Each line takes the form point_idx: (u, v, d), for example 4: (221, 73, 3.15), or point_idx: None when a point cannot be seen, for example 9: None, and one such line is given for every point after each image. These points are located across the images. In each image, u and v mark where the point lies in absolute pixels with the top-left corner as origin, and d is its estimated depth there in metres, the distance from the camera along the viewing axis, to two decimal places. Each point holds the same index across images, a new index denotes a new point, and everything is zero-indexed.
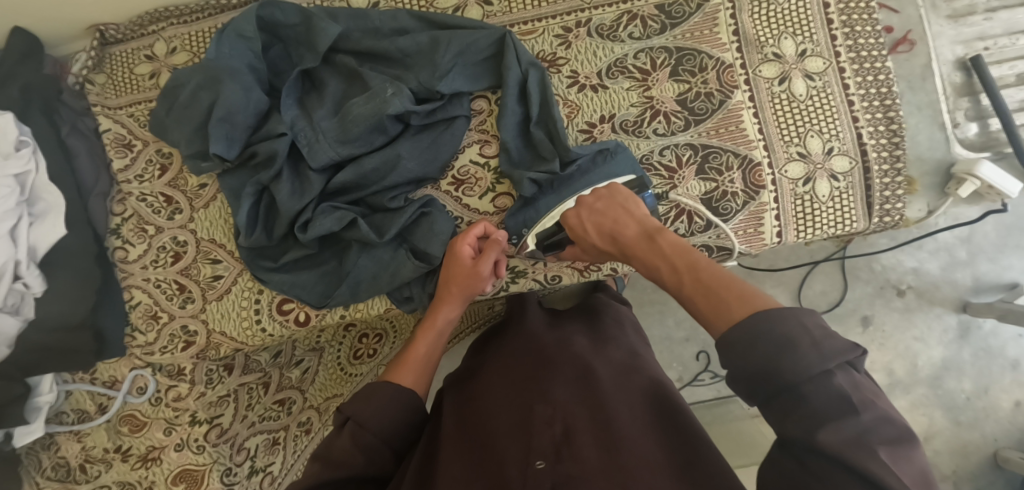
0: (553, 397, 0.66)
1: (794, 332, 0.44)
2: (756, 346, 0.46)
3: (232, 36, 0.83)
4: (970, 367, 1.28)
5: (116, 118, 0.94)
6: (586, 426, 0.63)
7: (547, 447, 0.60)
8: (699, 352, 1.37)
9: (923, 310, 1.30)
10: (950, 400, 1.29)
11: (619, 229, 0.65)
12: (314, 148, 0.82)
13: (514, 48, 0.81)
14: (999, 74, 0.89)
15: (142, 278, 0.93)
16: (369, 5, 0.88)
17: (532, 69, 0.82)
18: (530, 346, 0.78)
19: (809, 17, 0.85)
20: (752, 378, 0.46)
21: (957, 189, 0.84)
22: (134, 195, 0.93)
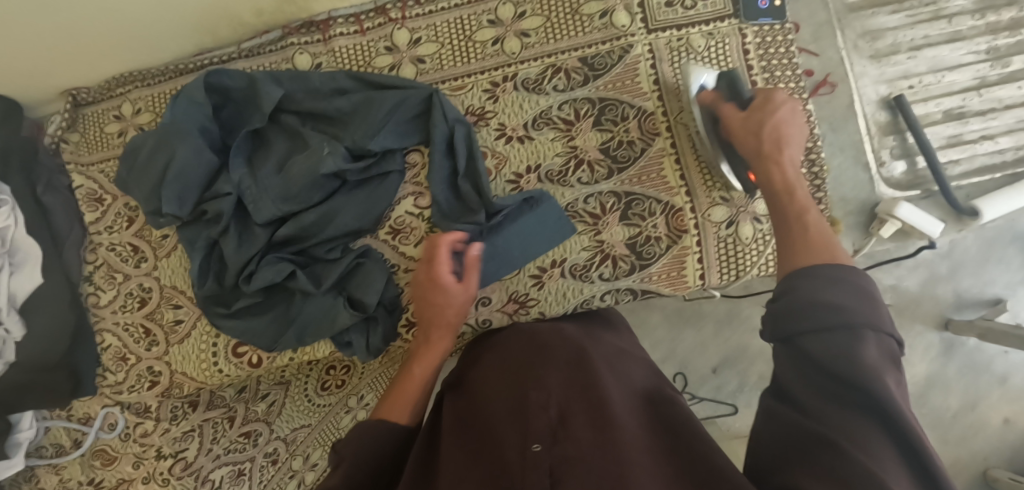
0: (545, 381, 0.65)
1: (858, 290, 0.55)
2: (834, 284, 0.55)
3: (185, 101, 0.89)
4: (956, 385, 1.28)
5: (88, 174, 1.01)
6: (580, 408, 0.62)
7: (543, 428, 0.59)
8: (676, 375, 1.36)
9: (905, 328, 1.28)
10: (935, 417, 1.28)
11: (783, 144, 0.74)
12: (258, 202, 0.87)
13: (442, 107, 0.86)
14: (926, 111, 0.90)
15: (112, 322, 1.00)
16: (312, 66, 0.94)
17: (458, 125, 0.86)
18: (518, 333, 0.76)
19: (729, 64, 0.88)
20: (799, 313, 0.54)
21: (882, 230, 0.85)
22: (105, 245, 1.00)
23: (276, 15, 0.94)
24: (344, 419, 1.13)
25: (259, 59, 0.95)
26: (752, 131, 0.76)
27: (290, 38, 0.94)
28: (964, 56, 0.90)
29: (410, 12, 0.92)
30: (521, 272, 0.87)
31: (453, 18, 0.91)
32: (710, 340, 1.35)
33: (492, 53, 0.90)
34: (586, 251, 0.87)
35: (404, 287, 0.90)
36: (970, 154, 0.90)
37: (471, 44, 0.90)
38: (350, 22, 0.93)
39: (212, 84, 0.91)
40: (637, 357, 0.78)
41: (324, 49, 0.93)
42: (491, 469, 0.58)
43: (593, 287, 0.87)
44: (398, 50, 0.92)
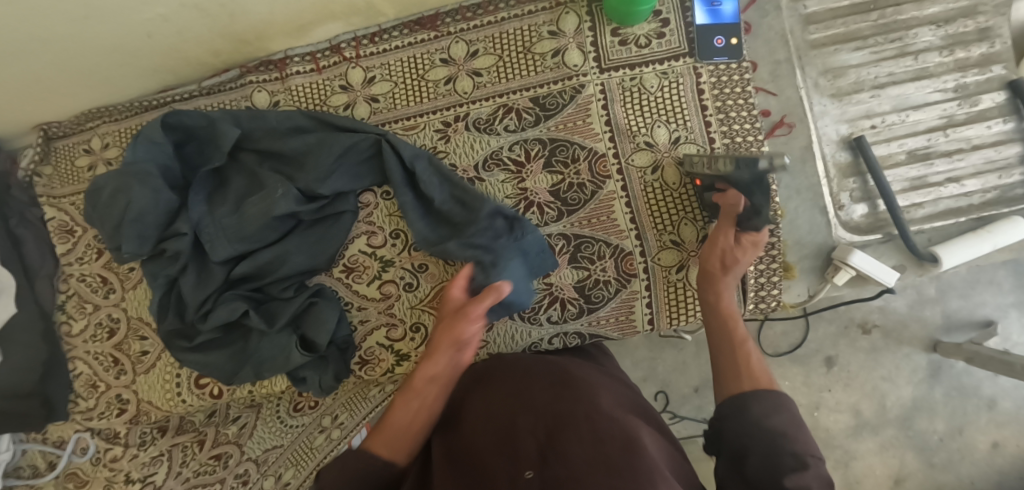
0: (533, 404, 0.62)
1: (787, 413, 0.58)
2: (770, 418, 0.58)
3: (145, 142, 0.90)
4: (943, 408, 1.17)
5: (60, 207, 1.04)
6: (573, 425, 0.58)
7: (532, 454, 0.56)
8: (657, 393, 1.28)
9: (890, 350, 1.18)
10: (921, 442, 1.17)
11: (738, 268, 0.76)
12: (214, 242, 0.89)
13: (393, 145, 0.86)
14: (888, 152, 0.87)
15: (84, 350, 1.03)
16: (270, 104, 0.95)
17: (414, 160, 0.86)
18: (508, 362, 0.74)
19: (683, 104, 0.87)
20: (741, 437, 0.57)
21: (834, 277, 0.83)
22: (76, 276, 1.03)
23: (234, 55, 0.93)
24: (317, 439, 1.06)
25: (220, 96, 0.96)
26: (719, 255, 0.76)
27: (249, 76, 0.95)
28: (930, 94, 0.87)
29: (365, 50, 0.92)
30: None
31: (406, 57, 0.91)
32: (691, 360, 1.29)
33: (444, 92, 0.90)
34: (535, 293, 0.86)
35: (358, 324, 0.91)
36: (933, 198, 0.87)
37: (424, 84, 0.91)
38: (306, 60, 0.93)
39: (169, 124, 0.92)
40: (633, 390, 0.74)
41: (281, 87, 0.94)
42: None
43: (540, 330, 0.86)
44: (353, 89, 0.92)
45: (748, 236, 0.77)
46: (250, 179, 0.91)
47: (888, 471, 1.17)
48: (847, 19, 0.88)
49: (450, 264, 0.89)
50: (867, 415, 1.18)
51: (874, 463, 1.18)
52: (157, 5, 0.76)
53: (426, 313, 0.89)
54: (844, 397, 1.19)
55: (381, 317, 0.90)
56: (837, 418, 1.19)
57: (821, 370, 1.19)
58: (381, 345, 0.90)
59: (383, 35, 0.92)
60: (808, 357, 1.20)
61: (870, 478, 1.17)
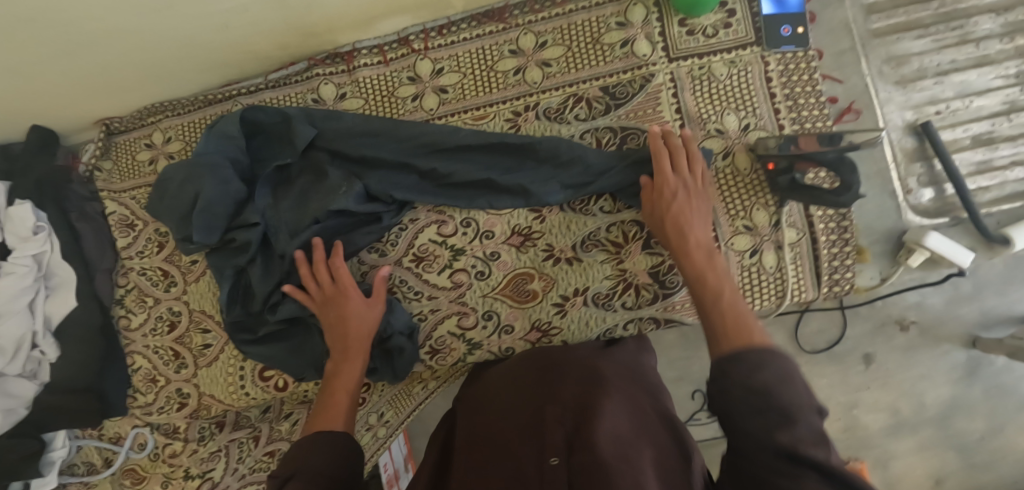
0: (560, 396, 0.68)
1: (778, 367, 0.55)
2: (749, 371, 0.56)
3: (219, 136, 0.91)
4: (983, 407, 1.13)
5: (120, 201, 1.04)
6: (596, 414, 0.63)
7: (559, 442, 0.61)
8: (693, 391, 1.28)
9: (927, 347, 1.13)
10: (961, 441, 1.13)
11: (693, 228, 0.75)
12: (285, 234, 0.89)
13: (473, 134, 0.87)
14: (954, 137, 0.89)
15: (143, 345, 1.02)
16: (337, 96, 0.96)
17: (499, 143, 0.87)
18: (542, 354, 0.80)
19: (752, 91, 0.88)
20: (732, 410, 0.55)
21: (909, 259, 0.85)
22: (136, 270, 1.03)
23: (302, 48, 0.94)
24: (363, 437, 1.09)
25: (286, 89, 0.97)
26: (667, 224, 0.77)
27: (316, 69, 0.96)
28: (993, 80, 0.89)
29: (433, 42, 0.93)
30: (544, 300, 0.88)
31: (475, 49, 0.92)
32: None
33: (513, 82, 0.91)
34: (608, 280, 0.87)
35: (427, 313, 0.91)
36: (999, 182, 0.88)
37: (493, 75, 0.92)
38: (373, 52, 0.95)
39: (246, 119, 0.92)
40: (656, 372, 0.79)
41: (349, 79, 0.95)
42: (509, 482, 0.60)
43: (616, 316, 0.87)
44: (422, 80, 0.93)
45: (674, 180, 0.77)
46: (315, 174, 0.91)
47: (928, 471, 1.14)
48: (908, 8, 0.89)
49: (522, 252, 0.89)
50: (905, 414, 1.15)
51: (913, 462, 1.15)
52: None
53: (499, 300, 0.89)
54: (881, 396, 1.16)
55: (452, 305, 0.90)
56: (876, 417, 1.15)
57: (857, 368, 1.16)
58: (452, 333, 0.90)
59: (452, 28, 0.93)
60: (844, 356, 1.15)
61: (911, 477, 1.14)
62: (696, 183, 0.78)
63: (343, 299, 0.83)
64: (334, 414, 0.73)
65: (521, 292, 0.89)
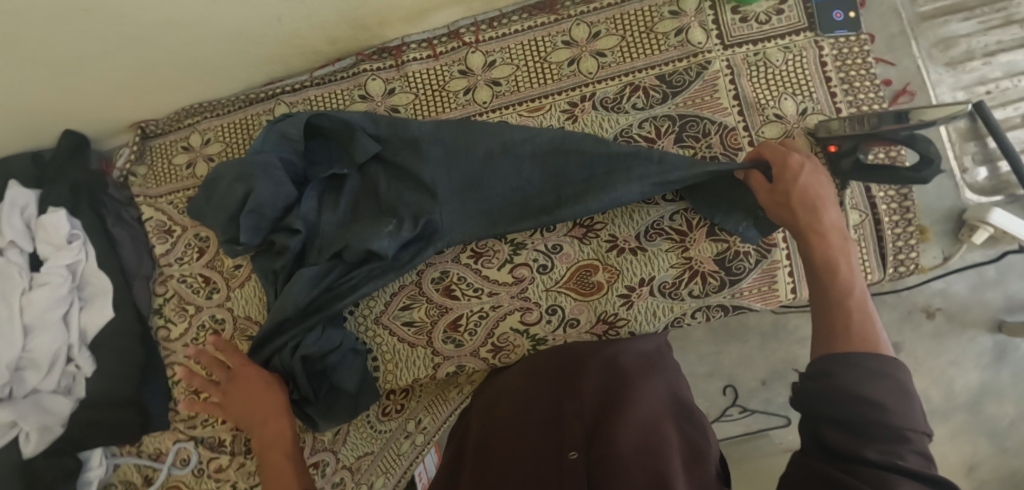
0: (580, 393, 0.66)
1: (892, 381, 0.52)
2: (860, 369, 0.53)
3: (275, 134, 0.89)
4: (1012, 392, 1.06)
5: (157, 206, 1.01)
6: (620, 411, 0.62)
7: (579, 437, 0.60)
8: (726, 387, 1.11)
9: (953, 334, 1.07)
10: (992, 426, 1.06)
11: (819, 209, 0.72)
12: (324, 246, 0.86)
13: (545, 143, 0.84)
14: (1004, 116, 0.90)
15: (184, 355, 0.98)
16: (385, 92, 0.94)
17: (568, 155, 0.83)
18: (559, 351, 0.77)
19: (808, 76, 0.88)
20: (836, 401, 0.51)
21: (973, 237, 0.85)
22: (176, 277, 0.99)
23: (350, 42, 0.94)
24: (403, 445, 1.04)
25: (332, 86, 0.95)
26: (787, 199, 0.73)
27: (363, 65, 0.95)
28: None
29: (484, 35, 0.93)
30: (610, 292, 0.87)
31: (528, 40, 0.92)
32: (757, 352, 1.11)
33: (568, 73, 0.91)
34: (674, 269, 0.86)
35: (489, 310, 0.89)
36: None
37: (547, 66, 0.91)
38: (423, 46, 0.94)
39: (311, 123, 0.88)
40: (675, 371, 0.76)
41: (397, 74, 0.93)
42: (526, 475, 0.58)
43: (683, 305, 0.86)
44: (473, 73, 0.92)
45: (797, 158, 0.75)
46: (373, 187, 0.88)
47: (961, 458, 1.06)
48: None
49: (586, 244, 0.88)
50: (935, 401, 1.07)
51: (947, 450, 1.06)
52: None
53: (563, 294, 0.88)
54: (911, 383, 1.08)
55: (514, 301, 0.88)
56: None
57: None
58: (515, 330, 0.88)
59: (502, 20, 0.94)
60: None
61: (944, 465, 1.06)
62: (817, 165, 0.76)
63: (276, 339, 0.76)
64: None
65: (586, 284, 0.87)
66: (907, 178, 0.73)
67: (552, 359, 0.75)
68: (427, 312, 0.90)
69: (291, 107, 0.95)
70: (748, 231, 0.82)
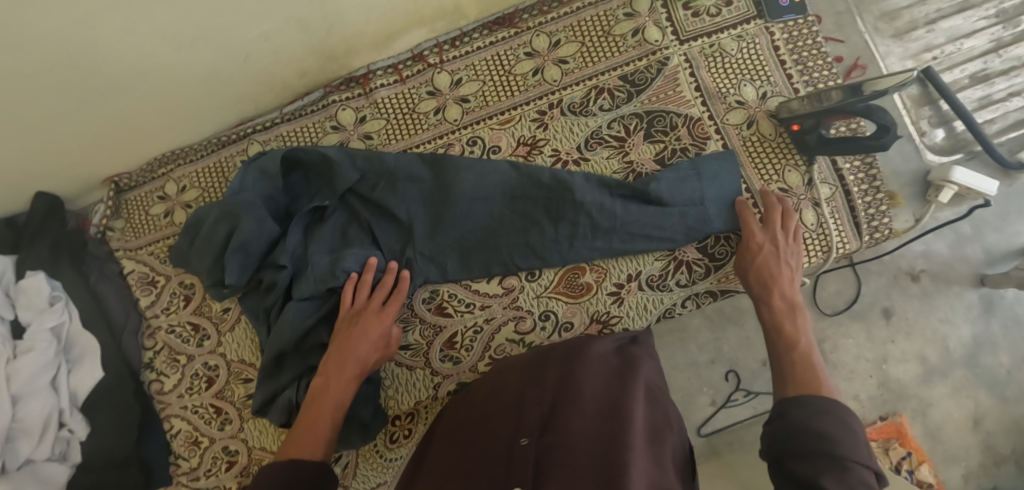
0: (543, 383, 0.67)
1: (834, 416, 0.56)
2: (808, 410, 0.58)
3: (255, 172, 0.89)
4: (1004, 341, 1.09)
5: (138, 258, 1.00)
6: (578, 397, 0.62)
7: (534, 423, 0.61)
8: (727, 372, 1.11)
9: (942, 292, 1.10)
10: (991, 377, 1.08)
11: (776, 280, 0.78)
12: (319, 276, 0.85)
13: (504, 184, 0.87)
14: (953, 79, 0.94)
15: (180, 406, 0.97)
16: (357, 119, 0.95)
17: (535, 198, 0.87)
18: (540, 351, 0.78)
19: (763, 61, 0.91)
20: (784, 440, 0.56)
21: (939, 196, 0.88)
22: (164, 328, 0.98)
23: (319, 74, 0.94)
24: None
25: (303, 120, 0.96)
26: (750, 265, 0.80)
27: (332, 96, 0.96)
28: (977, 22, 0.94)
29: (448, 54, 0.95)
30: (599, 291, 0.88)
31: (491, 55, 0.94)
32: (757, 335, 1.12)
33: (534, 83, 0.93)
34: (659, 261, 0.88)
35: (483, 324, 0.89)
36: (1002, 113, 0.93)
37: (512, 78, 0.93)
38: (389, 72, 0.96)
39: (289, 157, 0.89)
40: (656, 367, 0.75)
41: (367, 102, 0.95)
42: (478, 464, 0.60)
43: (672, 295, 0.88)
44: (441, 93, 0.94)
45: (762, 238, 0.81)
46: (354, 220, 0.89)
47: (966, 413, 1.08)
48: None
49: None
50: (933, 360, 1.09)
51: (950, 407, 1.08)
52: (265, 22, 0.78)
53: (554, 299, 0.89)
54: (906, 346, 1.10)
55: (507, 312, 0.89)
56: (906, 368, 1.09)
57: (880, 323, 1.11)
58: (511, 340, 0.89)
59: (464, 38, 0.95)
60: (864, 313, 1.10)
61: (950, 422, 1.08)
62: (783, 244, 0.80)
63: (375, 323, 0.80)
64: (310, 438, 0.67)
65: (575, 286, 0.88)
66: (868, 149, 0.77)
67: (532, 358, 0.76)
68: (421, 334, 0.90)
69: (264, 145, 0.96)
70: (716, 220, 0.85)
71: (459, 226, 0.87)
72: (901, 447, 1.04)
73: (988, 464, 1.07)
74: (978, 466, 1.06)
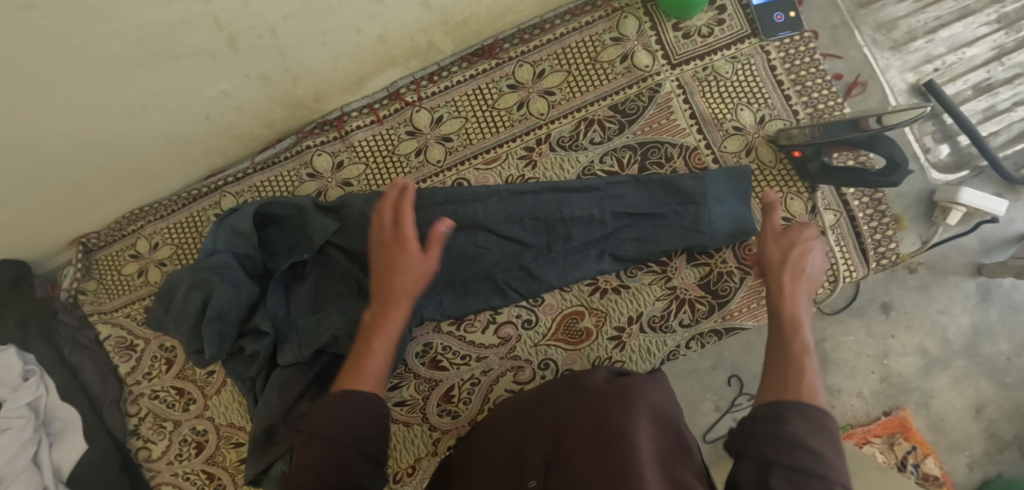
0: (543, 419, 0.64)
1: (828, 431, 0.53)
2: (805, 423, 0.53)
3: (227, 231, 0.84)
4: (1003, 329, 1.05)
5: (114, 321, 0.95)
6: (577, 435, 0.59)
7: (538, 465, 0.58)
8: (730, 377, 1.04)
9: (939, 284, 1.06)
10: (992, 366, 1.05)
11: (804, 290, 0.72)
12: (301, 337, 0.81)
13: (501, 210, 0.81)
14: (956, 90, 0.90)
15: (171, 473, 0.92)
16: (334, 165, 0.90)
17: (526, 220, 0.81)
18: (541, 384, 0.74)
19: (759, 83, 0.86)
20: (773, 445, 0.52)
21: (946, 218, 0.85)
22: (147, 394, 0.94)
23: (289, 121, 0.89)
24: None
25: (277, 169, 0.91)
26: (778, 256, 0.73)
27: (306, 141, 0.91)
28: (978, 29, 0.90)
29: (426, 91, 0.89)
30: (600, 336, 0.85)
31: (471, 90, 0.89)
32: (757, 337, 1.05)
33: (519, 118, 0.88)
34: (660, 301, 0.84)
35: (480, 376, 0.86)
36: (1007, 123, 0.89)
37: (496, 113, 0.88)
38: (364, 112, 0.90)
39: (260, 213, 0.84)
40: (667, 388, 0.71)
41: (343, 145, 0.90)
42: None
43: (676, 336, 0.84)
44: (422, 132, 0.89)
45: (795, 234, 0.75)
46: (338, 274, 0.85)
47: (967, 402, 1.05)
48: None
49: (567, 291, 0.85)
50: (933, 353, 1.06)
51: (953, 397, 1.05)
52: (222, 80, 0.73)
53: (553, 347, 0.85)
54: (906, 341, 1.06)
55: (505, 362, 0.85)
56: (907, 362, 1.06)
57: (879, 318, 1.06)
58: (511, 391, 0.86)
59: (443, 73, 0.89)
60: (864, 309, 1.06)
61: (953, 413, 1.05)
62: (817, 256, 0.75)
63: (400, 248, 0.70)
64: (365, 375, 0.62)
65: (574, 332, 0.85)
66: (876, 184, 0.74)
67: (535, 393, 0.72)
68: (417, 389, 0.86)
69: (238, 197, 0.92)
70: (717, 234, 0.81)
71: (448, 261, 0.81)
72: (905, 441, 1.02)
73: (993, 452, 1.04)
74: (982, 454, 1.04)
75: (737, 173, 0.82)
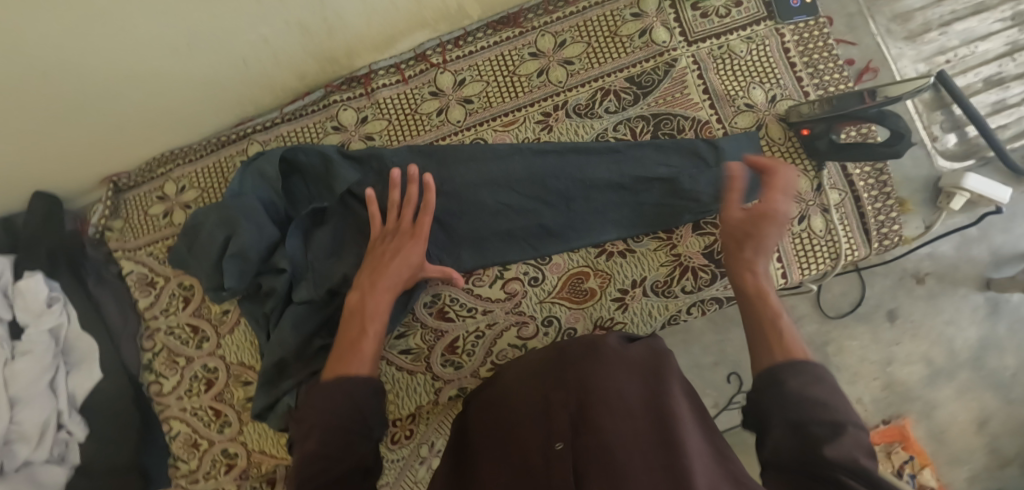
0: (565, 380, 0.59)
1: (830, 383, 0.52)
2: (819, 383, 0.52)
3: (255, 176, 0.88)
4: (1011, 344, 1.05)
5: (137, 258, 0.99)
6: (602, 397, 0.55)
7: (564, 425, 0.54)
8: (730, 375, 1.05)
9: (947, 293, 1.06)
10: (996, 379, 1.05)
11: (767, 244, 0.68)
12: (318, 279, 0.85)
13: (524, 168, 0.86)
14: (967, 83, 0.92)
15: (179, 408, 0.95)
16: (358, 120, 0.94)
17: (548, 181, 0.85)
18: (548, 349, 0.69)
19: (773, 64, 0.89)
20: (794, 403, 0.50)
21: (951, 203, 0.86)
22: (162, 330, 0.97)
23: (318, 75, 0.93)
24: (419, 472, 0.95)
25: (303, 121, 0.95)
26: (746, 223, 0.69)
27: (333, 96, 0.95)
28: (992, 25, 0.92)
29: (451, 54, 0.93)
30: (603, 297, 0.87)
31: (495, 56, 0.92)
32: None
33: (538, 84, 0.91)
34: (665, 267, 0.87)
35: (485, 329, 0.88)
36: (1016, 117, 0.91)
37: (516, 79, 0.92)
38: (391, 72, 0.94)
39: (287, 159, 0.88)
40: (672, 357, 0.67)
41: (369, 102, 0.94)
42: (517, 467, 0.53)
43: (677, 302, 0.87)
44: (444, 93, 0.93)
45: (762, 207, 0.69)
46: (357, 221, 0.89)
47: (971, 415, 1.04)
48: None
49: (575, 252, 0.88)
50: (939, 362, 1.06)
51: (956, 410, 1.05)
52: (263, 25, 0.77)
53: (557, 304, 0.88)
54: (911, 348, 1.06)
55: (509, 316, 0.88)
56: (911, 370, 1.05)
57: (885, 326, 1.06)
58: (513, 346, 0.88)
59: (468, 38, 0.94)
60: (870, 314, 1.06)
61: (956, 426, 1.04)
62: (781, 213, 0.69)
63: (404, 241, 0.79)
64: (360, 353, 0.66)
65: (579, 292, 0.87)
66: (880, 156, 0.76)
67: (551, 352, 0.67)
68: (423, 339, 0.88)
69: (265, 145, 0.95)
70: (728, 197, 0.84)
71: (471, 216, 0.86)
72: (903, 451, 1.02)
73: (993, 467, 1.03)
74: (982, 469, 1.03)
75: (744, 145, 0.85)
